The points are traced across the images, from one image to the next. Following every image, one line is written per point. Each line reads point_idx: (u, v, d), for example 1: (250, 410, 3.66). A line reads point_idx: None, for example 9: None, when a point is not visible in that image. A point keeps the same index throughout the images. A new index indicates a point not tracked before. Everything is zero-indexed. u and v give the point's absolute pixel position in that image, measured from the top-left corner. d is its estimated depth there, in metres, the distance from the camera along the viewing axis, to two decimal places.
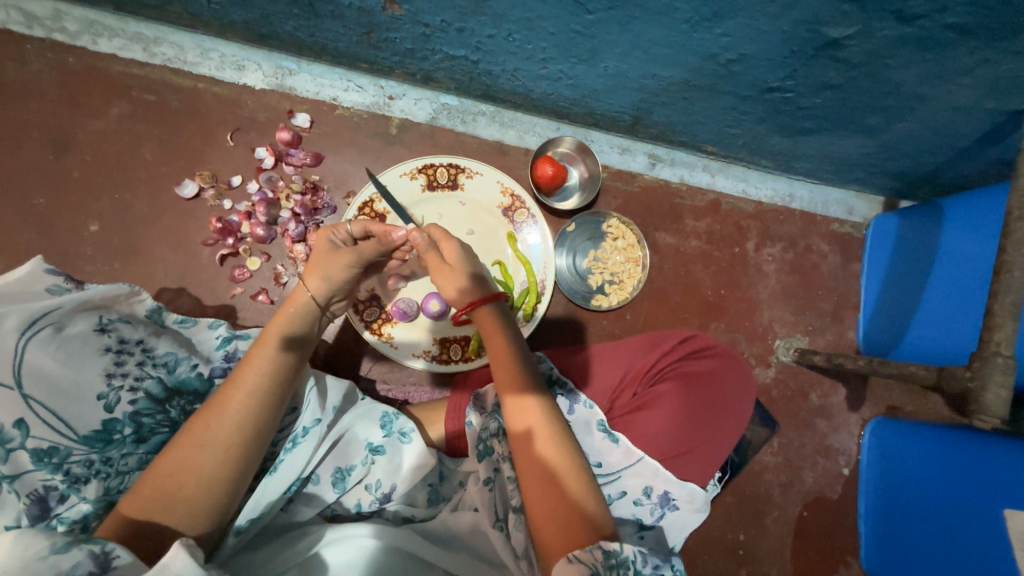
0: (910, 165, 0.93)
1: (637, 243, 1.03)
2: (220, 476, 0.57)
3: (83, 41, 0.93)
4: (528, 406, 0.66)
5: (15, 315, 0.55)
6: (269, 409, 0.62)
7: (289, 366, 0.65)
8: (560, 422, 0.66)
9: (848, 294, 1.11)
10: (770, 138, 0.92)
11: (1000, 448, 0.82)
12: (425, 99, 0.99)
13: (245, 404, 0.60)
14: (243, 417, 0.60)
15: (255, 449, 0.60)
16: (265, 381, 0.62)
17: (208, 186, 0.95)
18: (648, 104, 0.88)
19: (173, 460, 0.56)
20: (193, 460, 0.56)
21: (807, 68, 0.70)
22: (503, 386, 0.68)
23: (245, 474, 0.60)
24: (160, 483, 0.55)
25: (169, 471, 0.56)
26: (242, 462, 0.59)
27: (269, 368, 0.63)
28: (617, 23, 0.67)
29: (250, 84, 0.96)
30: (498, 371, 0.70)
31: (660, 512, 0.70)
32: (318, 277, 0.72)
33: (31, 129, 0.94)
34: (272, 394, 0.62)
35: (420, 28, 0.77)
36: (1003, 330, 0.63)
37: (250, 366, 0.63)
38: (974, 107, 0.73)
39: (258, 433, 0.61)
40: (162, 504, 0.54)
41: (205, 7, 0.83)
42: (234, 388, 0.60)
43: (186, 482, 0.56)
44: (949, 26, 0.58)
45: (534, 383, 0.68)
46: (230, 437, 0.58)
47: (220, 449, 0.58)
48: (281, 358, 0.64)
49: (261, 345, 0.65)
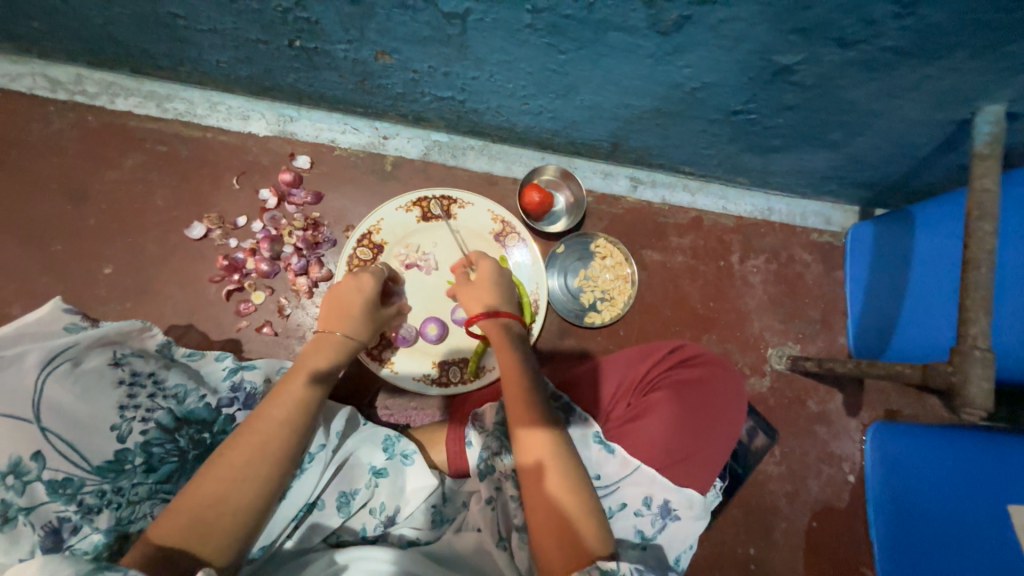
0: (878, 175, 0.99)
1: (625, 261, 1.07)
2: (244, 505, 0.59)
3: (101, 101, 1.01)
4: (540, 440, 0.68)
5: (35, 353, 0.59)
6: (295, 439, 0.65)
7: (315, 400, 0.69)
8: (571, 457, 0.67)
9: (835, 300, 1.15)
10: (742, 156, 0.98)
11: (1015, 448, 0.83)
12: (417, 138, 1.06)
13: (274, 434, 0.63)
14: (270, 448, 0.62)
15: (282, 478, 0.63)
16: (297, 414, 0.66)
17: (214, 228, 1.01)
18: (624, 132, 0.94)
19: (210, 492, 0.58)
20: (223, 489, 0.58)
21: (766, 92, 0.76)
22: (515, 418, 0.70)
23: (268, 502, 0.61)
24: (198, 514, 0.56)
25: (207, 503, 0.57)
26: (264, 490, 0.61)
27: (297, 401, 0.67)
28: (589, 61, 0.73)
29: (254, 132, 1.03)
30: (510, 399, 0.72)
31: (661, 523, 0.71)
32: (343, 318, 0.79)
33: (51, 182, 1.00)
34: (297, 424, 0.65)
35: (410, 74, 0.84)
36: (977, 323, 0.67)
37: (280, 400, 0.66)
38: (926, 118, 0.78)
39: (282, 458, 0.63)
40: (199, 536, 0.56)
41: (213, 65, 0.91)
42: (267, 421, 0.64)
43: (224, 513, 0.57)
44: (888, 49, 0.64)
45: (545, 417, 0.70)
46: (269, 467, 0.62)
47: (245, 476, 0.60)
48: (310, 391, 0.68)
49: (292, 376, 0.69)
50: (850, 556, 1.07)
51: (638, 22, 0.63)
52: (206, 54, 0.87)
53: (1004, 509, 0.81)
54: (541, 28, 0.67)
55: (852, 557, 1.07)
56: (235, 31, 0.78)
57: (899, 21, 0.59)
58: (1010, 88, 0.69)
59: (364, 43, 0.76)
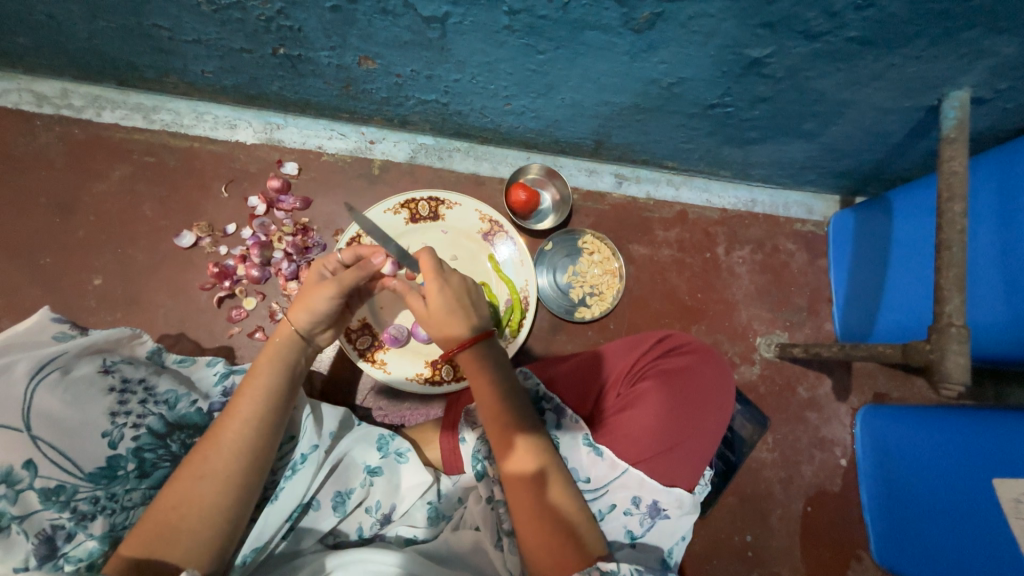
0: (854, 164, 1.01)
1: (612, 255, 1.09)
2: (220, 506, 0.59)
3: (88, 114, 1.02)
4: (534, 449, 0.68)
5: (24, 362, 0.59)
6: (257, 435, 0.64)
7: (280, 400, 0.67)
8: (562, 462, 0.69)
9: (820, 288, 1.17)
10: (722, 149, 1.00)
11: (998, 421, 0.82)
12: (403, 142, 1.07)
13: (242, 435, 0.63)
14: (231, 446, 0.62)
15: (247, 474, 0.62)
16: (260, 411, 0.65)
17: (205, 236, 1.02)
18: (606, 129, 0.97)
19: (174, 494, 0.58)
20: (185, 490, 0.58)
21: (739, 85, 0.78)
22: (507, 429, 0.69)
23: (234, 500, 0.61)
24: (163, 517, 0.57)
25: (170, 505, 0.58)
26: (225, 487, 0.60)
27: (262, 399, 0.65)
28: (566, 59, 0.75)
29: (241, 140, 1.04)
30: (494, 412, 0.70)
31: (650, 522, 0.72)
32: (302, 310, 0.73)
33: (40, 196, 1.00)
34: (269, 421, 0.65)
35: (393, 78, 0.85)
36: (952, 301, 0.69)
37: (244, 398, 0.65)
38: (895, 106, 0.80)
39: (244, 456, 0.62)
40: (165, 538, 0.56)
41: (198, 76, 0.92)
42: (229, 419, 0.63)
43: (187, 514, 0.57)
44: (852, 39, 0.66)
45: (533, 424, 0.70)
46: (228, 465, 0.61)
47: (219, 478, 0.60)
48: (274, 385, 0.67)
49: (254, 376, 0.67)
50: (845, 539, 1.08)
51: (612, 21, 0.65)
52: (191, 64, 0.88)
53: (990, 482, 0.80)
54: (519, 30, 0.69)
55: (848, 541, 1.08)
56: (220, 41, 0.79)
57: (860, 12, 0.61)
58: (972, 73, 0.71)
59: (346, 48, 0.78)
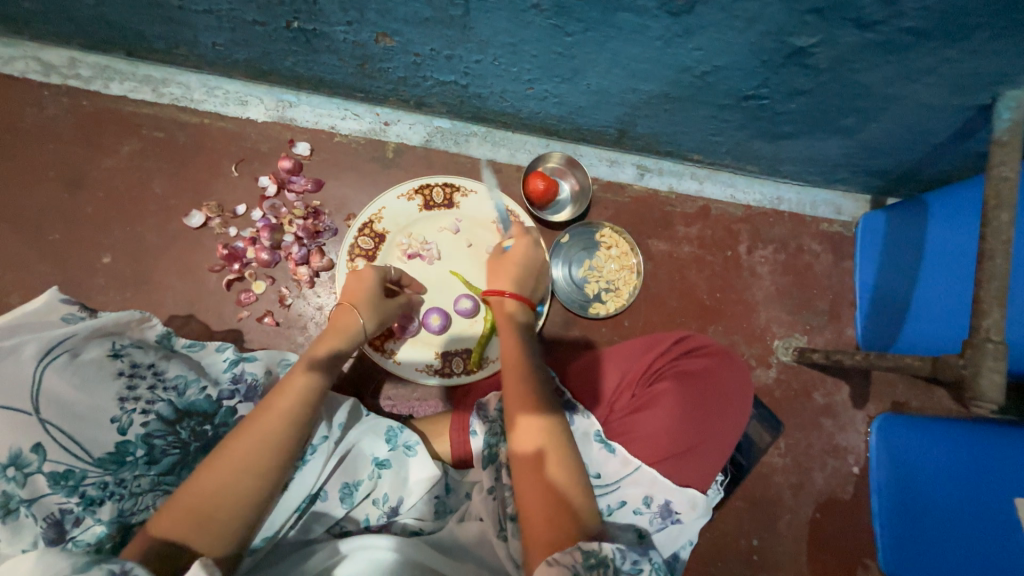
0: (890, 163, 0.96)
1: (630, 250, 1.06)
2: (252, 498, 0.58)
3: (96, 85, 0.99)
4: (538, 428, 0.66)
5: (32, 344, 0.58)
6: (297, 431, 0.63)
7: (318, 395, 0.67)
8: (568, 447, 0.66)
9: (843, 291, 1.13)
10: (753, 143, 0.95)
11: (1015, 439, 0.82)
12: (419, 124, 1.03)
13: (282, 429, 0.62)
14: (270, 439, 0.61)
15: (283, 469, 0.61)
16: (300, 406, 0.65)
17: (214, 216, 1.00)
18: (631, 117, 0.92)
19: (207, 482, 0.57)
20: (219, 480, 0.57)
21: (779, 76, 0.73)
22: (514, 404, 0.69)
23: (267, 493, 0.60)
24: (194, 505, 0.56)
25: (204, 493, 0.56)
26: (261, 480, 0.59)
27: (304, 396, 0.65)
28: (595, 43, 0.70)
29: (252, 118, 1.01)
30: (511, 383, 0.72)
31: (661, 522, 0.70)
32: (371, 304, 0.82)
33: (47, 170, 0.98)
34: (307, 419, 0.65)
35: (411, 57, 0.81)
36: (991, 316, 0.65)
37: (286, 391, 0.65)
38: (943, 104, 0.75)
39: (281, 450, 0.61)
40: (195, 525, 0.55)
41: (208, 48, 0.88)
42: (270, 411, 0.63)
43: (220, 504, 0.56)
44: (907, 30, 0.61)
45: (545, 404, 0.69)
46: (266, 457, 0.60)
47: (255, 472, 0.59)
48: (319, 382, 0.68)
49: (296, 370, 0.68)
50: (853, 547, 1.07)
51: (648, 3, 0.60)
52: (202, 36, 0.85)
53: (1012, 502, 0.79)
54: (547, 9, 0.64)
55: (855, 549, 1.07)
56: (232, 12, 0.76)
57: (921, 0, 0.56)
58: None
59: (363, 24, 0.74)
